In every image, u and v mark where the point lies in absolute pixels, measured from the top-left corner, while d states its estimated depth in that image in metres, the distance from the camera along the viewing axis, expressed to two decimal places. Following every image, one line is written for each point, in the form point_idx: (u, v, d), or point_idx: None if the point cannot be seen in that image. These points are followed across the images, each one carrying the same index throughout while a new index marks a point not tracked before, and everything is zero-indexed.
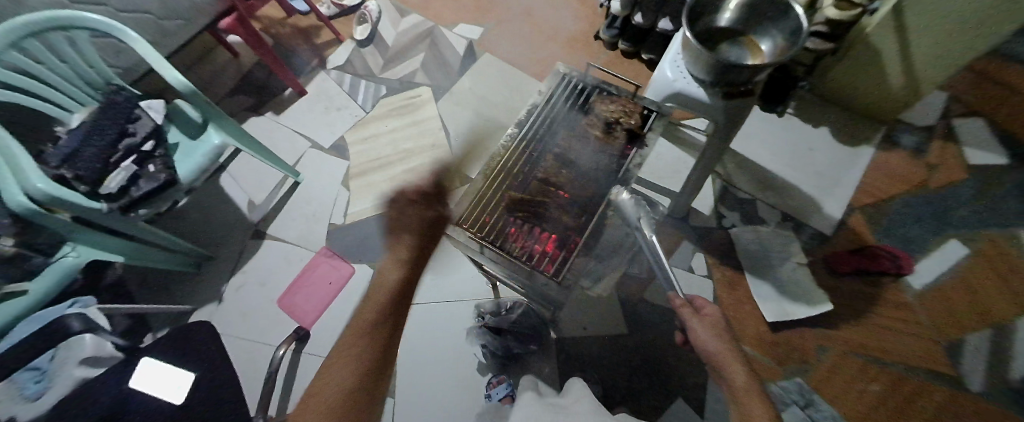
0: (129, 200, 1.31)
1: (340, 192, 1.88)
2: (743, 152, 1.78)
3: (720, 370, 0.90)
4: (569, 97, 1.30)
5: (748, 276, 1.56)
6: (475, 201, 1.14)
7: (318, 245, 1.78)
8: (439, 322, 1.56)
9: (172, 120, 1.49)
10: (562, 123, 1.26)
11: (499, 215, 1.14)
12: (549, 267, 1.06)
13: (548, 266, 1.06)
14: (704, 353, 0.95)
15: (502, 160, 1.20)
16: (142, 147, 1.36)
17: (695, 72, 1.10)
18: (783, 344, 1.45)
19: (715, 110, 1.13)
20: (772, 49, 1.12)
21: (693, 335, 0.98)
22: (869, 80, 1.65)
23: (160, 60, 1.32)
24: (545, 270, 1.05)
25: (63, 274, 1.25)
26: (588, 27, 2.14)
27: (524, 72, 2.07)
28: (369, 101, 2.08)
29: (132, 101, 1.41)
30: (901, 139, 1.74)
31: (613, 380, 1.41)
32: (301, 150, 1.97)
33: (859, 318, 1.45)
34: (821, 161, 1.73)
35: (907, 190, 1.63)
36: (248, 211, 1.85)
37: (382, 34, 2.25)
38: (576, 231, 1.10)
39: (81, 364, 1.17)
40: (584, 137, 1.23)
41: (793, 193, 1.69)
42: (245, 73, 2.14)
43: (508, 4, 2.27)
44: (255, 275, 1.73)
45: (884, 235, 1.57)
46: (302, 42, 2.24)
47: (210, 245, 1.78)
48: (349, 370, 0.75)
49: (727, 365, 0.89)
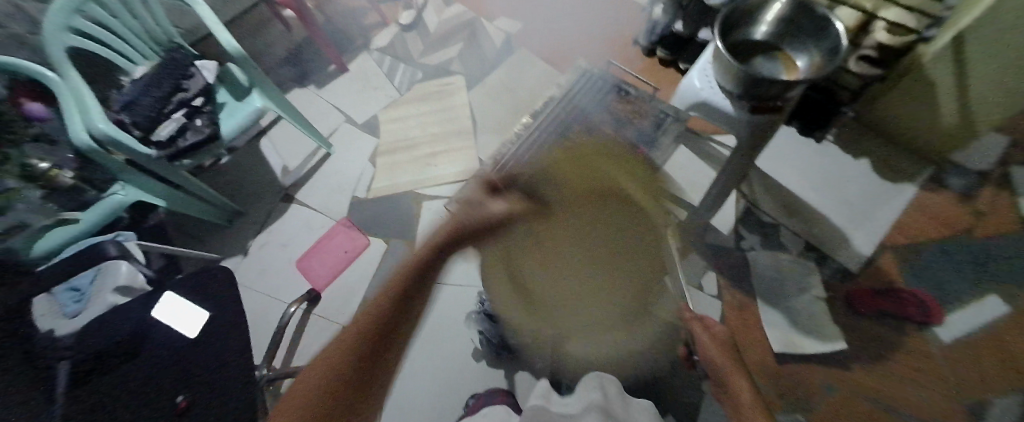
0: (176, 150, 1.42)
1: (366, 167, 1.96)
2: (772, 174, 1.73)
3: (726, 386, 0.94)
4: (585, 94, 1.34)
5: (759, 302, 1.51)
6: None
7: (339, 214, 1.87)
8: (442, 304, 1.60)
9: (222, 82, 1.59)
10: (579, 125, 1.28)
11: None
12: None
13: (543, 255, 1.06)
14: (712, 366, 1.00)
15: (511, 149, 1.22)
16: (193, 102, 1.47)
17: (723, 83, 1.08)
18: (787, 377, 1.39)
19: (740, 123, 1.11)
20: (808, 66, 1.09)
21: (702, 350, 1.03)
22: (919, 111, 1.55)
23: (218, 25, 1.44)
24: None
25: (111, 207, 1.41)
26: (627, 31, 2.12)
27: (557, 70, 2.08)
28: (404, 83, 2.16)
29: (188, 60, 1.52)
30: (949, 179, 1.62)
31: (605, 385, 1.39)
32: (335, 123, 2.07)
33: (873, 362, 1.37)
34: (857, 196, 1.64)
35: (948, 234, 1.52)
36: (281, 175, 1.96)
37: (425, 21, 2.32)
38: None
39: (115, 292, 1.32)
40: (596, 137, 1.24)
41: (822, 223, 1.61)
42: (294, 47, 2.28)
43: (551, 2, 2.28)
44: (279, 236, 1.83)
45: (915, 279, 1.47)
46: (349, 22, 2.35)
47: (242, 202, 1.91)
48: (343, 343, 0.60)
49: (733, 381, 0.93)
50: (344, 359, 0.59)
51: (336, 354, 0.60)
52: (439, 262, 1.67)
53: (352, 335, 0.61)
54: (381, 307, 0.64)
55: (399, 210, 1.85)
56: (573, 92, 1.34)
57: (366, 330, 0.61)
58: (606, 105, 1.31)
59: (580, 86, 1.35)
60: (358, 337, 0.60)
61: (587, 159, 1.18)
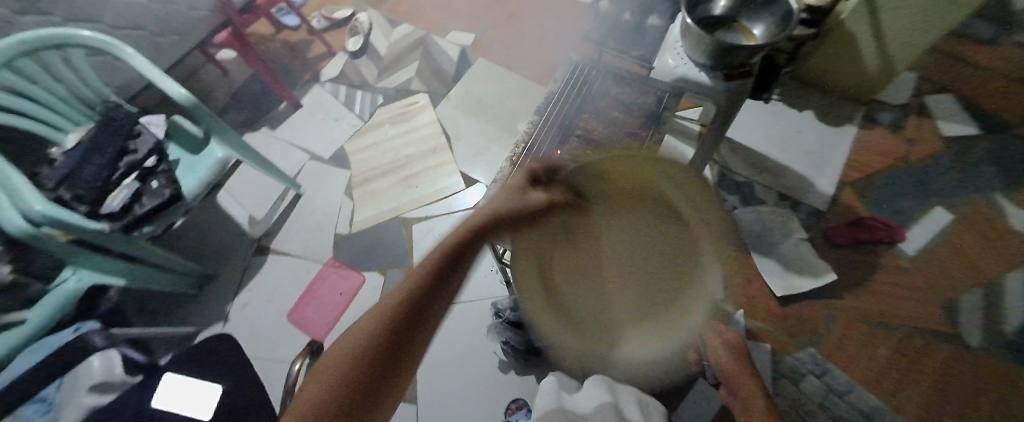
0: (132, 218, 1.25)
1: (344, 201, 1.87)
2: (737, 139, 1.86)
3: (736, 389, 0.99)
4: (581, 84, 1.27)
5: (753, 254, 1.61)
6: None
7: (324, 256, 1.75)
8: (457, 322, 1.55)
9: (172, 136, 1.44)
10: (587, 105, 1.25)
11: None
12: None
13: None
14: (725, 371, 1.05)
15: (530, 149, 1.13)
16: (144, 163, 1.30)
17: (695, 57, 1.11)
18: (793, 316, 1.50)
19: (718, 94, 1.13)
20: (764, 33, 1.18)
21: (714, 355, 1.09)
22: (848, 59, 1.73)
23: (163, 76, 1.30)
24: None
25: (65, 298, 1.22)
26: (576, 28, 2.22)
27: (519, 74, 2.11)
28: (366, 110, 2.10)
29: (132, 118, 1.36)
30: (880, 117, 1.84)
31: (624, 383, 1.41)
32: (300, 162, 1.96)
33: (860, 286, 1.52)
34: (811, 144, 1.81)
35: (892, 163, 1.74)
36: (249, 227, 1.81)
37: (375, 45, 2.28)
38: None
39: (90, 392, 1.16)
40: (603, 118, 1.23)
41: (788, 174, 1.75)
42: (237, 89, 2.14)
43: (497, 11, 2.34)
44: (262, 291, 1.68)
45: (875, 208, 1.65)
46: (293, 58, 2.26)
47: (211, 264, 1.73)
48: (360, 338, 0.41)
49: (743, 385, 0.98)
50: (359, 358, 0.39)
51: (350, 354, 0.40)
52: None
53: (367, 325, 0.41)
54: (392, 320, 0.41)
55: (388, 237, 1.77)
56: (570, 86, 1.26)
57: (394, 316, 0.41)
58: (607, 92, 1.26)
59: (574, 76, 1.28)
60: (384, 325, 0.41)
61: (605, 145, 1.15)
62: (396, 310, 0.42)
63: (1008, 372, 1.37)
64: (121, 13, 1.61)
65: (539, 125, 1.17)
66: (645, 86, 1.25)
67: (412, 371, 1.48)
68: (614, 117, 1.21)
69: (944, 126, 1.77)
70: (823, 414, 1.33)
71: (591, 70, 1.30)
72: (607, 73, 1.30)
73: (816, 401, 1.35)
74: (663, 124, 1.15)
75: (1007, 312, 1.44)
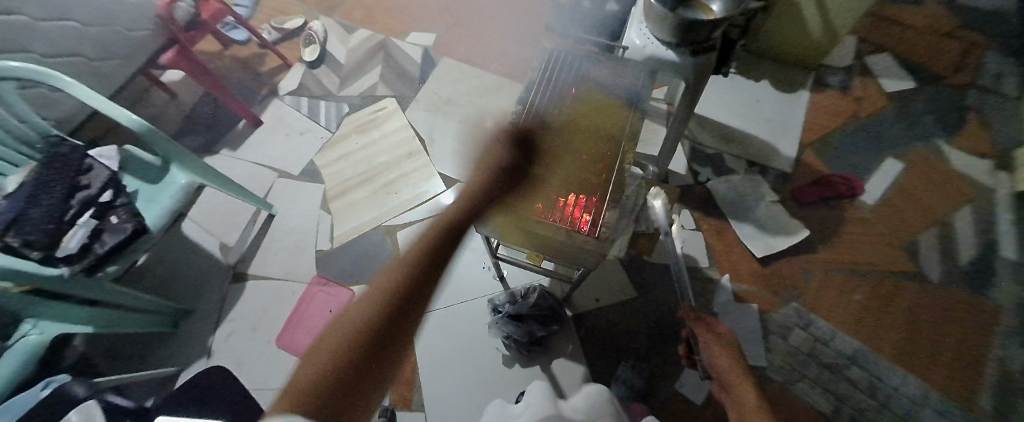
0: (94, 258, 1.15)
1: (321, 216, 1.81)
2: (703, 113, 1.93)
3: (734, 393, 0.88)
4: (560, 71, 1.26)
5: (731, 221, 1.68)
6: None
7: (308, 275, 1.69)
8: (456, 324, 1.54)
9: (127, 167, 1.34)
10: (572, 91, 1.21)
11: None
12: (586, 226, 0.99)
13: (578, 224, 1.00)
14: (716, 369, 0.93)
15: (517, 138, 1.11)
16: (100, 199, 1.21)
17: (661, 35, 1.12)
18: (775, 275, 1.57)
19: (685, 69, 1.16)
20: (722, 8, 1.22)
21: (707, 352, 0.97)
22: (795, 28, 1.83)
23: (110, 104, 1.21)
24: (581, 230, 0.98)
25: (25, 357, 1.07)
26: (536, 21, 2.25)
27: (486, 70, 2.10)
28: (332, 120, 2.03)
29: (78, 152, 1.25)
30: (828, 80, 1.97)
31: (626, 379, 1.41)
32: (268, 181, 1.87)
33: (830, 240, 1.62)
34: (771, 111, 1.90)
35: (843, 122, 1.86)
36: (221, 255, 1.71)
37: (332, 53, 2.20)
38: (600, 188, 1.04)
39: None
40: (591, 101, 1.17)
41: (754, 142, 1.84)
42: (189, 111, 2.02)
43: (455, 9, 2.32)
44: (245, 320, 1.60)
45: (835, 165, 1.77)
46: (246, 73, 2.15)
47: (184, 299, 1.62)
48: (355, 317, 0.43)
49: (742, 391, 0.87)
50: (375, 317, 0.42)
51: (362, 320, 0.41)
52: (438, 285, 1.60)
53: (361, 312, 0.43)
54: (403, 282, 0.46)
55: (373, 248, 1.72)
56: (549, 73, 1.25)
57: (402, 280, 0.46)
58: (587, 75, 1.25)
59: (551, 63, 1.27)
60: (395, 288, 0.45)
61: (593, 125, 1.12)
62: (391, 289, 0.46)
63: (965, 300, 1.50)
64: (52, 41, 1.50)
65: (522, 115, 1.15)
66: (623, 68, 1.25)
67: (415, 380, 1.45)
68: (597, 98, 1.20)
69: (885, 83, 1.95)
70: (811, 361, 1.42)
71: (569, 56, 1.30)
72: (585, 57, 1.30)
73: (803, 350, 1.44)
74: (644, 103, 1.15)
75: (956, 246, 1.59)
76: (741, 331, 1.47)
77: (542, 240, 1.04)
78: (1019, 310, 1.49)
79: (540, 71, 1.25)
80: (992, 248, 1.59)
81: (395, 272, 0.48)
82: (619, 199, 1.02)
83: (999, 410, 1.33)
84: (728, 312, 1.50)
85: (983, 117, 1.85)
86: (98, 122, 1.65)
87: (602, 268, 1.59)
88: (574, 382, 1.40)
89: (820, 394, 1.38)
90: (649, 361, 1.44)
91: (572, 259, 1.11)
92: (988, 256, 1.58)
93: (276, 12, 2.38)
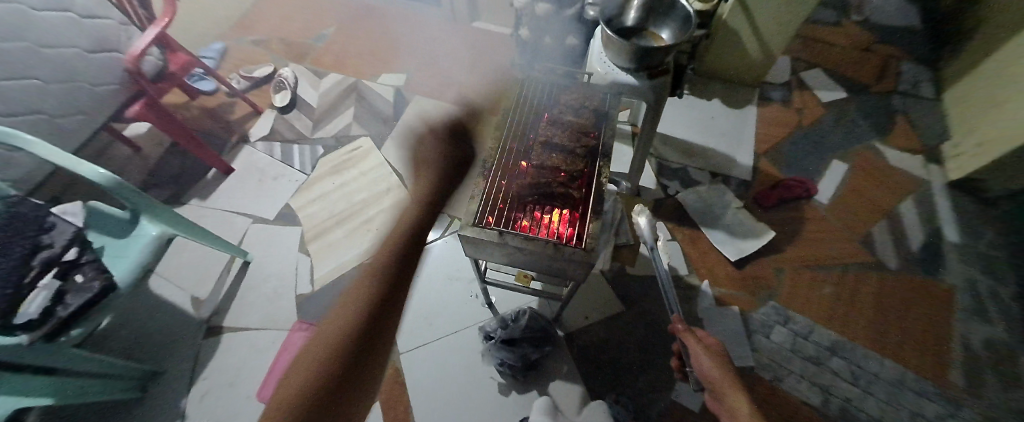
0: (57, 322, 1.08)
1: (300, 260, 1.76)
2: (665, 131, 2.06)
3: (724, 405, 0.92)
4: (533, 97, 1.36)
5: (703, 229, 1.76)
6: (483, 204, 1.07)
7: (289, 321, 1.62)
8: (448, 356, 1.51)
9: (91, 223, 1.28)
10: (545, 116, 1.30)
11: (512, 206, 1.09)
12: (572, 239, 1.02)
13: (563, 236, 1.04)
14: (706, 378, 0.98)
15: (498, 161, 1.17)
16: (64, 258, 1.15)
17: (620, 62, 1.23)
18: (749, 277, 1.65)
19: (646, 91, 1.25)
20: (670, 35, 1.37)
21: (696, 361, 1.01)
22: (736, 51, 2.03)
23: (75, 160, 1.18)
24: (567, 242, 1.01)
25: None
26: (502, 58, 2.38)
27: (459, 104, 2.18)
28: (307, 163, 2.03)
29: (41, 210, 1.20)
30: (771, 96, 2.17)
31: (616, 399, 1.40)
32: (242, 228, 1.83)
33: (794, 239, 1.73)
34: (725, 126, 2.06)
35: (790, 131, 2.04)
36: (193, 309, 1.63)
37: (303, 97, 2.23)
38: (582, 201, 1.09)
39: None
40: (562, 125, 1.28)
41: (714, 155, 1.97)
42: (154, 164, 1.97)
43: (424, 51, 2.43)
44: (220, 377, 1.50)
45: (789, 171, 1.92)
46: (215, 123, 2.14)
47: (153, 361, 1.51)
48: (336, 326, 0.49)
49: (730, 396, 0.91)
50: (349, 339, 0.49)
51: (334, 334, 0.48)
52: (426, 319, 1.58)
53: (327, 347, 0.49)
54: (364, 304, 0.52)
55: None
56: (523, 100, 1.34)
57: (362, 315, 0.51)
58: (557, 99, 1.34)
59: (524, 92, 1.37)
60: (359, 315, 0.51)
61: (568, 145, 1.20)
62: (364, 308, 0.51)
63: (922, 285, 1.62)
64: (14, 101, 1.50)
65: (500, 142, 1.21)
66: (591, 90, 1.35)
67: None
68: (570, 119, 1.29)
69: (821, 94, 2.16)
70: (794, 357, 1.48)
71: (541, 85, 1.39)
72: (555, 84, 1.39)
73: (786, 347, 1.50)
74: (613, 122, 1.25)
75: (906, 236, 1.73)
76: (726, 334, 1.52)
77: (525, 257, 1.08)
78: (969, 289, 1.61)
79: (515, 98, 1.34)
80: (938, 233, 1.74)
81: (358, 294, 0.53)
82: (601, 211, 1.06)
83: (969, 385, 1.42)
84: (712, 317, 1.55)
85: (908, 119, 2.07)
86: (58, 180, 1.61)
87: (588, 285, 1.62)
88: (572, 402, 1.39)
89: (808, 389, 1.43)
90: (645, 372, 1.45)
91: (559, 273, 1.13)
92: (936, 242, 1.72)
93: (243, 61, 2.41)
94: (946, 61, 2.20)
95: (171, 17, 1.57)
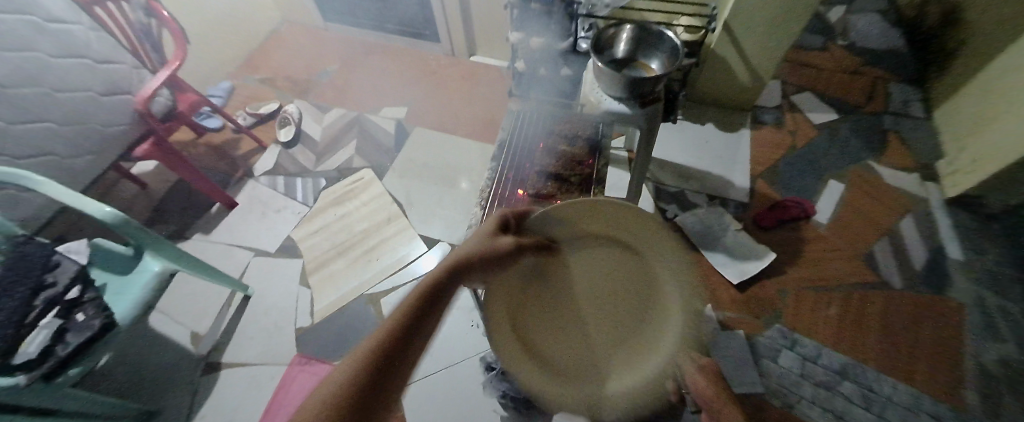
0: (56, 361, 1.06)
1: (300, 292, 1.76)
2: (661, 156, 2.09)
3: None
4: (527, 128, 1.39)
5: (704, 252, 1.75)
6: None
7: (289, 355, 1.60)
8: (449, 389, 1.47)
9: (94, 260, 1.30)
10: (540, 147, 1.34)
11: None
12: None
13: None
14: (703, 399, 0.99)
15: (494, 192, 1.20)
16: (66, 297, 1.16)
17: (611, 92, 1.26)
18: (752, 300, 1.63)
19: (637, 119, 1.28)
20: (660, 65, 1.42)
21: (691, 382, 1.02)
22: (726, 77, 2.09)
23: (82, 198, 1.21)
24: None
25: None
26: (500, 89, 2.46)
27: (459, 135, 2.24)
28: (309, 194, 2.06)
29: (48, 248, 1.23)
30: (763, 119, 2.22)
31: None
32: (243, 262, 1.84)
33: (796, 260, 1.72)
34: (720, 149, 2.09)
35: (784, 153, 2.07)
36: (192, 345, 1.62)
37: (307, 131, 2.29)
38: None
39: None
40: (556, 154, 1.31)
41: (711, 177, 1.99)
42: (159, 200, 2.01)
43: (424, 84, 2.51)
44: (218, 414, 1.47)
45: (786, 192, 1.93)
46: (221, 158, 2.19)
47: (149, 399, 1.48)
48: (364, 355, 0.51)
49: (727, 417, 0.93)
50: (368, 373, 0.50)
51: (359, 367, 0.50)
52: (427, 350, 1.56)
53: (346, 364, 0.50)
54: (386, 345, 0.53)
55: (356, 318, 1.68)
56: (518, 130, 1.38)
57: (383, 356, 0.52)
58: (551, 129, 1.39)
59: (519, 122, 1.40)
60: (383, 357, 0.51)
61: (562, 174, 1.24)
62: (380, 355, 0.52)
63: (930, 303, 1.60)
64: (26, 144, 1.55)
65: (497, 171, 1.25)
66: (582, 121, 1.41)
67: None
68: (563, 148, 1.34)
69: (812, 116, 2.21)
70: (805, 382, 1.44)
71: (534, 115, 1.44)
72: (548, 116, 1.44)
73: (795, 371, 1.46)
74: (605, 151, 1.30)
75: (909, 253, 1.72)
76: (733, 360, 1.48)
77: None
78: (978, 306, 1.59)
79: (509, 128, 1.38)
80: (941, 249, 1.74)
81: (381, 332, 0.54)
82: None
83: (989, 407, 1.37)
84: (719, 342, 1.51)
85: (901, 137, 2.10)
86: (64, 219, 1.64)
87: None
88: None
89: (822, 415, 1.38)
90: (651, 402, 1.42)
91: None
92: (940, 259, 1.71)
93: (250, 99, 2.49)
94: (933, 81, 2.25)
95: (181, 60, 1.63)
